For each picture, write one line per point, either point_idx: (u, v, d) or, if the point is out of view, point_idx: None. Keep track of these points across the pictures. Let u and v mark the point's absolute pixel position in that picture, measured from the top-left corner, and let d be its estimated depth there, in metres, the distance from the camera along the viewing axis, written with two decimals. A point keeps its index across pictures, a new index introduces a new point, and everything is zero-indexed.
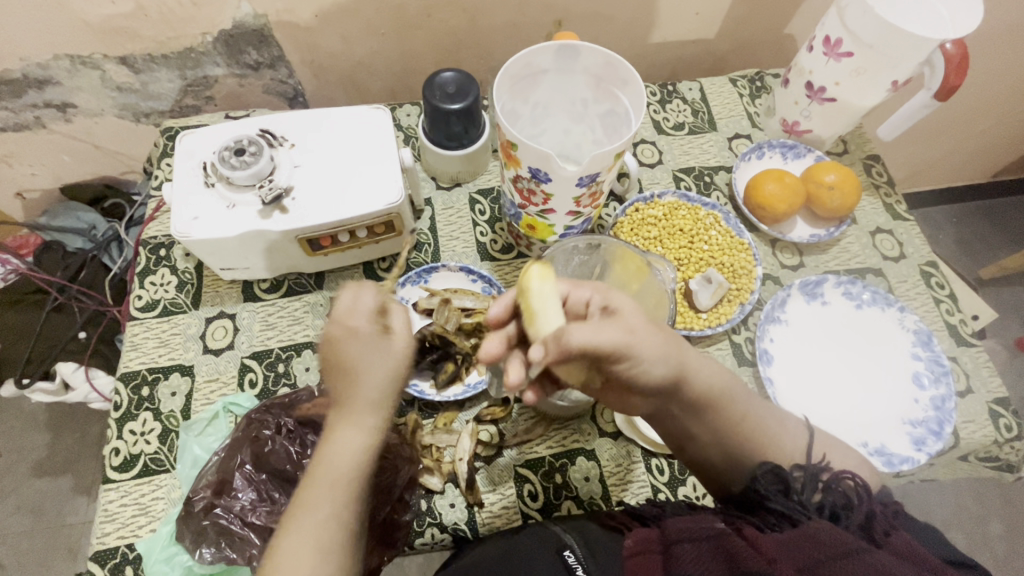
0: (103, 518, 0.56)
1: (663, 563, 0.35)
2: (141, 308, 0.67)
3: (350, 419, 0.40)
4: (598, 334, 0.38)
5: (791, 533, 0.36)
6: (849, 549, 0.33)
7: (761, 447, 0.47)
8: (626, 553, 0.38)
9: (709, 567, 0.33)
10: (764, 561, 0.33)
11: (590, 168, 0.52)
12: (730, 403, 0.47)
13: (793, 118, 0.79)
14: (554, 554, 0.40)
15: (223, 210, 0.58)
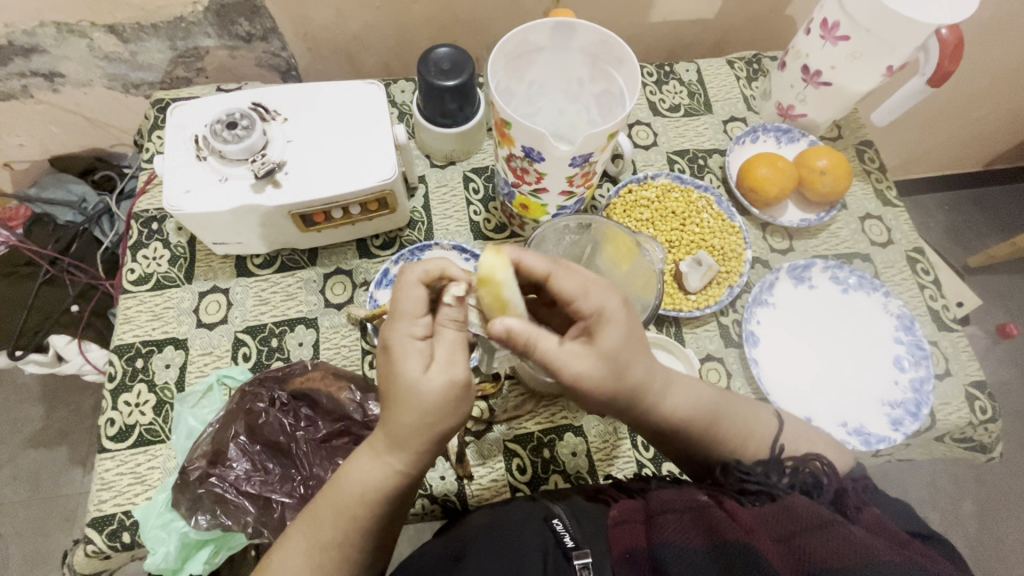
0: (100, 486, 0.57)
1: (646, 532, 0.37)
2: (134, 281, 0.67)
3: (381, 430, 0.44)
4: (553, 350, 0.42)
5: (769, 506, 0.38)
6: (821, 521, 0.35)
7: (733, 444, 0.48)
8: (610, 521, 0.39)
9: (689, 535, 0.36)
10: (741, 530, 0.35)
11: (584, 148, 0.52)
12: (697, 420, 0.48)
13: (789, 101, 0.79)
14: (542, 521, 0.42)
15: (216, 184, 0.58)
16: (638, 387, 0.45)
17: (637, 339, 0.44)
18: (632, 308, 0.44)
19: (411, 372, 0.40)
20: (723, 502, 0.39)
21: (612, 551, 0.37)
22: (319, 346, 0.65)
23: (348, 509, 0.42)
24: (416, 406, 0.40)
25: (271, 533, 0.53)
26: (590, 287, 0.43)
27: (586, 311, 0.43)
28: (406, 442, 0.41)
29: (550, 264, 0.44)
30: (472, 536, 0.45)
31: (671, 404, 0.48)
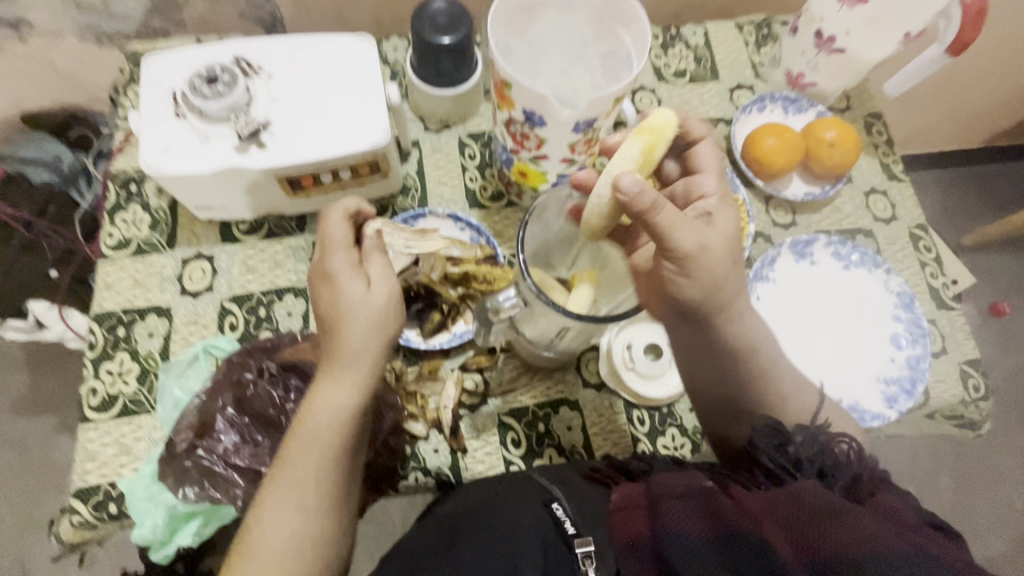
0: (84, 457, 0.56)
1: (647, 519, 0.38)
2: (113, 246, 0.64)
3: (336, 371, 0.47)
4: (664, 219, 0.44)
5: (775, 492, 0.38)
6: (829, 508, 0.35)
7: (777, 396, 0.49)
8: (612, 507, 0.41)
9: (690, 521, 0.36)
10: (744, 518, 0.35)
11: (588, 113, 0.49)
12: (754, 358, 0.50)
13: (799, 69, 0.75)
14: (542, 506, 0.43)
15: (196, 144, 0.55)
16: (718, 285, 0.47)
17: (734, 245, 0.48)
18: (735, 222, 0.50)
19: (353, 293, 0.47)
20: (728, 488, 0.39)
21: (615, 537, 0.38)
22: (308, 317, 0.63)
23: (317, 446, 0.45)
24: (363, 319, 0.46)
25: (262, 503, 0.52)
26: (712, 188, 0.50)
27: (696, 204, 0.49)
28: (358, 362, 0.47)
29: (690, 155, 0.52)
30: (473, 517, 0.45)
31: (734, 332, 0.50)
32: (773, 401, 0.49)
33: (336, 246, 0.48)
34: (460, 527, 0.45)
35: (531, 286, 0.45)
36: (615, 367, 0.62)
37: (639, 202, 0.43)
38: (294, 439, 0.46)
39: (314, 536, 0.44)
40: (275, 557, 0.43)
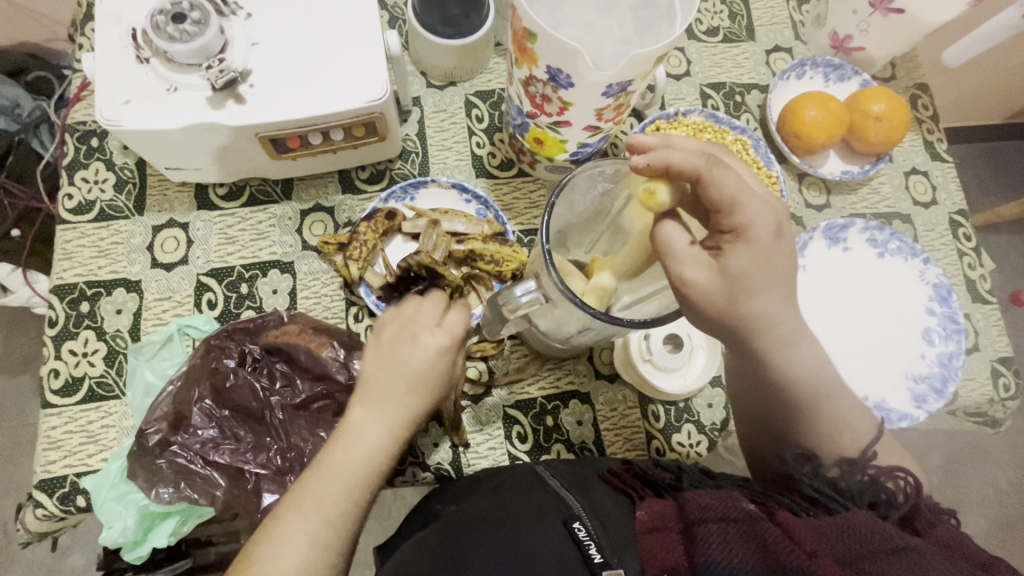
0: (46, 445, 0.50)
1: (685, 548, 0.34)
2: (73, 210, 0.57)
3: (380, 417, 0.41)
4: (673, 242, 0.39)
5: (824, 520, 0.36)
6: (889, 548, 0.33)
7: (827, 430, 0.43)
8: (639, 528, 0.37)
9: (737, 554, 0.33)
10: (800, 553, 0.32)
11: (623, 73, 0.42)
12: (801, 388, 0.43)
13: (847, 31, 0.68)
14: (561, 524, 0.39)
15: (163, 96, 0.47)
16: (755, 321, 0.39)
17: (775, 273, 0.38)
18: (785, 236, 0.39)
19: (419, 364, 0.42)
20: (773, 512, 0.36)
21: (645, 565, 0.35)
22: (296, 295, 0.57)
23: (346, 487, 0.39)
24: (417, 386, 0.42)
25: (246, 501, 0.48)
26: (747, 198, 0.38)
27: (731, 223, 0.38)
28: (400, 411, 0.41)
29: (701, 165, 0.39)
30: (486, 533, 0.41)
31: (783, 363, 0.42)
32: (821, 436, 0.43)
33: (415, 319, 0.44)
34: (468, 544, 0.41)
35: (556, 279, 0.39)
36: (631, 358, 0.56)
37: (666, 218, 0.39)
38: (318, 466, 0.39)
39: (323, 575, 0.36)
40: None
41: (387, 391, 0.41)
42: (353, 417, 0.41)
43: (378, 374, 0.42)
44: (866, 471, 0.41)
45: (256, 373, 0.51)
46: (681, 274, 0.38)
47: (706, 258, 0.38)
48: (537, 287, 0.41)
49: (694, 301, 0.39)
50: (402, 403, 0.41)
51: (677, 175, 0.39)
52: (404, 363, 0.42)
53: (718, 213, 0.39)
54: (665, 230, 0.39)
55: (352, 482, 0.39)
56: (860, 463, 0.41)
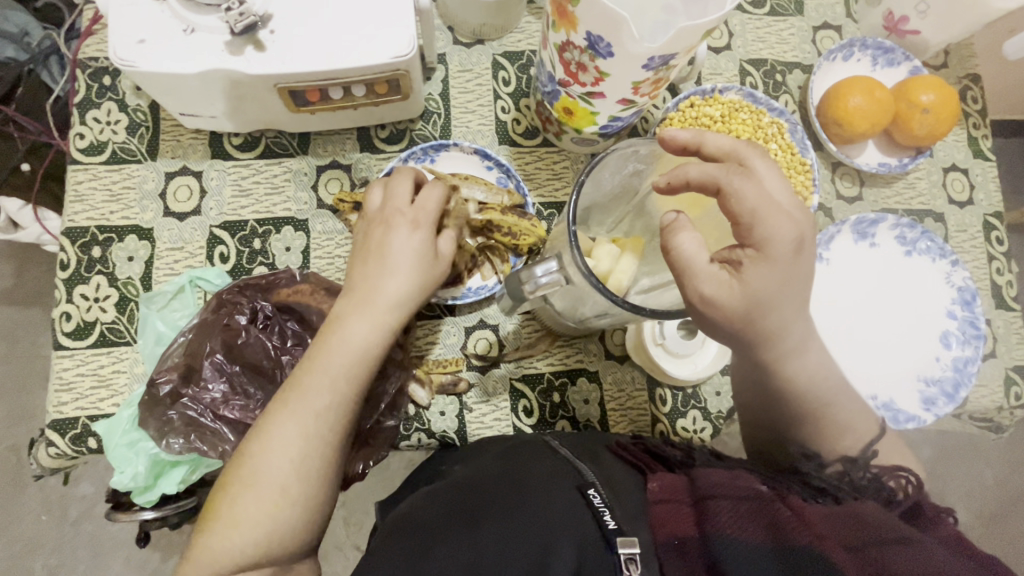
0: (58, 386, 0.51)
1: (695, 519, 0.35)
2: (84, 150, 0.55)
3: (364, 308, 0.44)
4: (694, 257, 0.32)
5: (834, 507, 0.36)
6: (900, 535, 0.33)
7: (827, 435, 0.42)
8: (651, 498, 0.38)
9: (748, 528, 0.33)
10: (810, 533, 0.33)
11: (668, 47, 0.40)
12: (806, 395, 0.43)
13: (903, 12, 0.63)
14: (576, 491, 0.39)
15: (180, 37, 0.45)
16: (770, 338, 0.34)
17: (795, 291, 0.33)
18: (806, 253, 0.33)
19: (402, 242, 0.46)
20: (783, 495, 0.36)
21: (656, 533, 0.35)
22: (309, 254, 0.56)
23: (338, 372, 0.43)
24: (387, 300, 0.45)
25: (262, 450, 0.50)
26: (768, 209, 0.32)
27: (751, 238, 0.33)
28: (381, 294, 0.45)
29: (719, 175, 0.33)
30: (494, 495, 0.42)
31: (790, 370, 0.42)
32: (824, 442, 0.42)
33: (398, 206, 0.47)
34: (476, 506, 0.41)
35: (580, 263, 0.38)
36: (643, 341, 0.56)
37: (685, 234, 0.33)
38: (307, 366, 0.44)
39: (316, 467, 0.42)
40: (278, 489, 0.41)
41: (377, 288, 0.45)
42: (339, 311, 0.45)
43: (372, 276, 0.45)
44: (870, 469, 0.40)
45: (268, 331, 0.51)
46: (700, 293, 0.32)
47: (725, 273, 0.33)
48: (558, 268, 0.40)
49: (716, 320, 0.33)
50: (391, 310, 0.45)
51: (695, 188, 0.35)
52: (386, 242, 0.46)
53: (736, 228, 0.34)
54: (686, 244, 0.33)
55: (342, 368, 0.43)
56: (863, 461, 0.41)
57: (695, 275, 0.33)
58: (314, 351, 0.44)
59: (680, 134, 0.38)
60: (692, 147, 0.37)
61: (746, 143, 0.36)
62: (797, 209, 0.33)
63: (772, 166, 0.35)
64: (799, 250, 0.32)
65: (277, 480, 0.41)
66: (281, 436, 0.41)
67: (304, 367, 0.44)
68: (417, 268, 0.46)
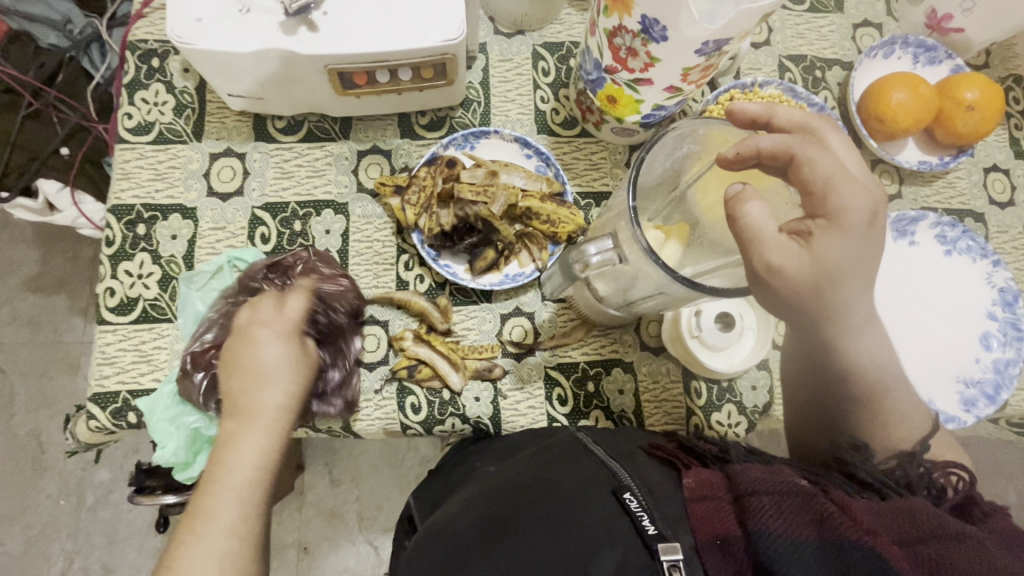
0: (100, 360, 0.51)
1: (737, 515, 0.34)
2: (132, 130, 0.56)
3: (255, 421, 0.45)
4: (763, 223, 0.32)
5: (879, 503, 0.35)
6: (952, 531, 0.32)
7: (879, 424, 0.41)
8: (687, 496, 0.37)
9: (793, 525, 0.32)
10: (859, 528, 0.32)
11: (725, 30, 0.39)
12: (863, 383, 0.41)
13: (946, 10, 0.63)
14: (610, 495, 0.39)
15: (235, 16, 0.45)
16: (835, 311, 0.33)
17: (867, 266, 0.32)
18: (877, 228, 0.33)
19: (272, 356, 0.48)
20: (826, 489, 0.35)
21: (697, 534, 0.34)
22: (348, 237, 0.56)
23: (243, 480, 0.42)
24: (268, 412, 0.46)
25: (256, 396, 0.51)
26: (842, 178, 0.32)
27: (822, 208, 0.32)
28: (263, 402, 0.46)
29: (794, 144, 0.34)
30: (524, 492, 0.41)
31: (851, 352, 0.40)
32: (878, 429, 0.41)
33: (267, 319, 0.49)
34: (509, 507, 0.40)
35: (641, 239, 0.38)
36: (680, 333, 0.55)
37: (753, 201, 0.32)
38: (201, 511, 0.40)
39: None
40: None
41: (257, 398, 0.46)
42: (227, 430, 0.45)
43: (245, 380, 0.47)
44: (922, 464, 0.39)
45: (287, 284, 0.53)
46: (768, 261, 0.32)
47: (794, 243, 0.32)
48: (613, 247, 0.40)
49: (779, 291, 0.32)
50: (282, 409, 0.46)
51: (766, 159, 0.35)
52: (258, 354, 0.48)
53: (807, 197, 0.33)
54: (755, 212, 0.32)
55: (245, 482, 0.42)
56: (918, 456, 0.40)
57: (762, 242, 0.32)
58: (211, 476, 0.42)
59: (751, 107, 0.37)
60: (762, 120, 0.37)
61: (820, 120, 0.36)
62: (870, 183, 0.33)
63: (844, 142, 0.35)
64: (870, 225, 0.32)
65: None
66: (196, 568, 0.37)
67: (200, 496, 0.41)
68: (289, 372, 0.48)
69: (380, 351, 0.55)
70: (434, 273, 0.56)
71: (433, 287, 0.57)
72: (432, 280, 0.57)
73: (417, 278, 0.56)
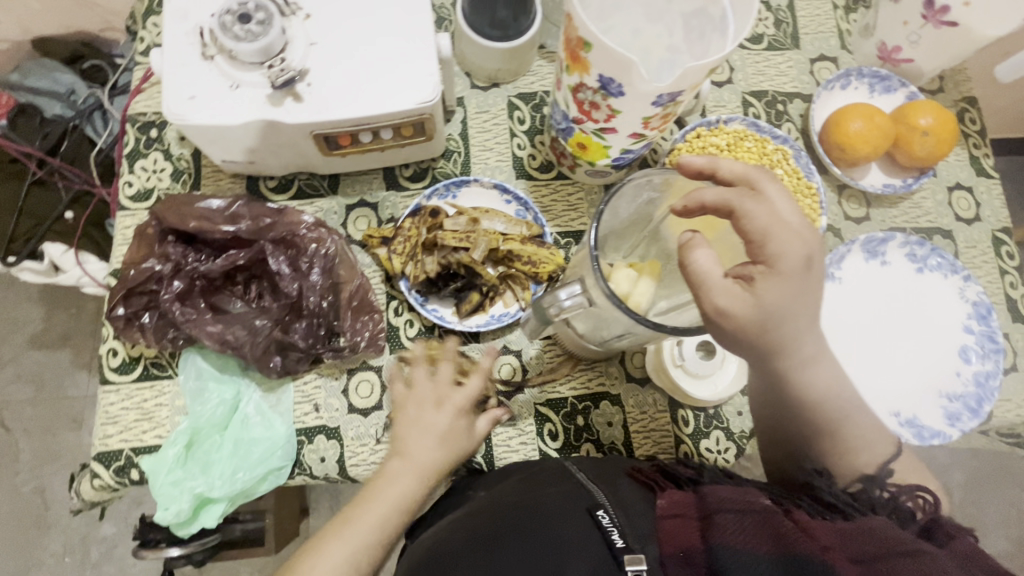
0: (104, 420, 0.54)
1: (702, 530, 0.35)
2: (133, 197, 0.59)
3: (416, 469, 0.48)
4: (711, 269, 0.34)
5: (842, 524, 0.36)
6: (904, 547, 0.33)
7: (840, 451, 0.43)
8: (659, 514, 0.38)
9: (752, 539, 0.34)
10: (813, 543, 0.33)
11: (676, 85, 0.43)
12: (822, 411, 0.42)
13: (895, 43, 0.67)
14: (586, 513, 0.40)
15: (225, 92, 0.49)
16: (780, 345, 0.36)
17: (808, 306, 0.35)
18: (814, 270, 0.35)
19: (445, 416, 0.51)
20: (788, 510, 0.36)
21: (663, 547, 0.35)
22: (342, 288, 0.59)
23: (391, 510, 0.46)
24: (441, 440, 0.50)
25: (249, 357, 0.53)
26: (776, 228, 0.35)
27: (763, 254, 0.35)
28: (419, 450, 0.49)
29: (731, 198, 0.36)
30: (506, 515, 0.43)
31: (804, 384, 0.41)
32: (840, 456, 0.43)
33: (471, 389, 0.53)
34: (495, 526, 0.42)
35: (603, 285, 0.41)
36: (663, 363, 0.57)
37: (703, 249, 0.35)
38: (361, 500, 0.47)
39: None
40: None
41: (435, 420, 0.51)
42: (391, 464, 0.49)
43: (417, 442, 0.50)
44: (885, 488, 0.41)
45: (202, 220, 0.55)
46: (715, 304, 0.35)
47: (738, 287, 0.35)
48: (582, 291, 0.43)
49: (728, 330, 0.35)
50: (444, 444, 0.50)
51: (710, 210, 0.38)
52: (436, 416, 0.51)
53: (747, 245, 0.36)
54: (703, 259, 0.35)
55: (391, 510, 0.46)
56: (885, 479, 0.41)
57: (712, 286, 0.35)
58: (357, 506, 0.46)
59: (696, 160, 0.39)
60: (708, 172, 0.39)
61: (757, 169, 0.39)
62: (805, 229, 0.36)
63: (781, 190, 0.38)
64: (807, 271, 0.35)
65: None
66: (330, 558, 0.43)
67: (357, 506, 0.46)
68: (449, 450, 0.50)
69: (374, 397, 0.56)
70: (423, 317, 0.58)
71: (422, 331, 0.58)
72: (422, 325, 0.58)
73: (407, 324, 0.58)
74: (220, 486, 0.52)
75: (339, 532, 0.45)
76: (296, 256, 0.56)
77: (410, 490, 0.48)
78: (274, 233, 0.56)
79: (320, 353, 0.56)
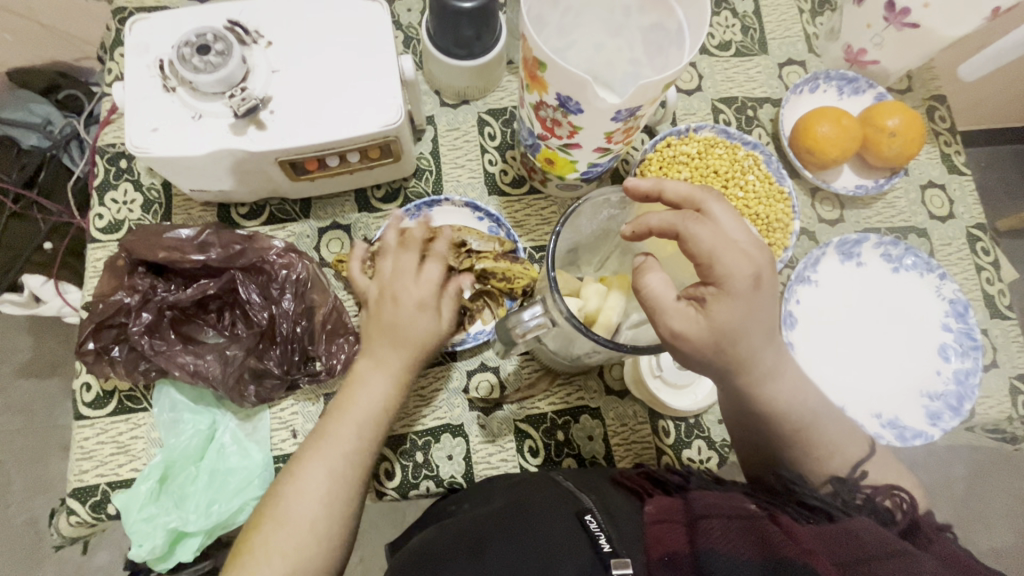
0: (79, 455, 0.53)
1: (688, 536, 0.35)
2: (104, 229, 0.59)
3: (384, 368, 0.49)
4: (662, 294, 0.37)
5: (826, 526, 0.36)
6: (888, 550, 0.33)
7: (813, 457, 0.43)
8: (647, 520, 0.38)
9: (736, 544, 0.33)
10: (798, 548, 0.32)
11: (633, 101, 0.43)
12: (791, 421, 0.43)
13: (860, 45, 0.67)
14: (574, 517, 0.39)
15: (188, 123, 0.49)
16: (736, 360, 0.38)
17: (759, 320, 0.37)
18: (764, 287, 0.37)
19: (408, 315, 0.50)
20: (774, 515, 0.36)
21: (650, 552, 0.35)
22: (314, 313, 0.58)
23: (367, 419, 0.47)
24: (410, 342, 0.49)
25: (223, 386, 0.53)
26: (724, 248, 0.36)
27: (712, 275, 0.36)
28: (388, 354, 0.49)
29: (677, 221, 0.37)
30: (490, 527, 0.42)
31: (769, 395, 0.42)
32: (813, 463, 0.43)
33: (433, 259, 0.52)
34: (479, 534, 0.42)
35: (562, 306, 0.42)
36: (641, 375, 0.57)
37: (654, 276, 0.37)
38: (336, 415, 0.47)
39: (328, 533, 0.44)
40: (306, 528, 0.43)
41: (401, 327, 0.49)
42: (360, 369, 0.49)
43: (390, 334, 0.50)
44: (861, 490, 0.40)
45: (173, 251, 0.55)
46: (670, 328, 0.37)
47: (691, 310, 0.37)
48: (544, 311, 0.44)
49: (684, 350, 0.37)
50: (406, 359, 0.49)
51: (658, 233, 0.39)
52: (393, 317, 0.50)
53: (697, 266, 0.37)
54: (654, 284, 0.37)
55: (367, 416, 0.47)
56: (856, 482, 0.41)
57: (663, 311, 0.37)
58: (330, 421, 0.47)
59: (642, 182, 0.41)
60: (654, 194, 0.41)
61: (703, 187, 0.39)
62: (754, 246, 0.37)
63: (729, 207, 0.39)
64: (756, 289, 0.36)
65: (303, 516, 0.43)
66: (311, 483, 0.44)
67: (334, 415, 0.48)
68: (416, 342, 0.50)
69: None
70: None
71: None
72: None
73: None
74: (195, 520, 0.52)
75: (316, 447, 0.46)
76: (267, 283, 0.56)
77: (386, 394, 0.48)
78: (246, 261, 0.56)
79: (296, 379, 0.55)
